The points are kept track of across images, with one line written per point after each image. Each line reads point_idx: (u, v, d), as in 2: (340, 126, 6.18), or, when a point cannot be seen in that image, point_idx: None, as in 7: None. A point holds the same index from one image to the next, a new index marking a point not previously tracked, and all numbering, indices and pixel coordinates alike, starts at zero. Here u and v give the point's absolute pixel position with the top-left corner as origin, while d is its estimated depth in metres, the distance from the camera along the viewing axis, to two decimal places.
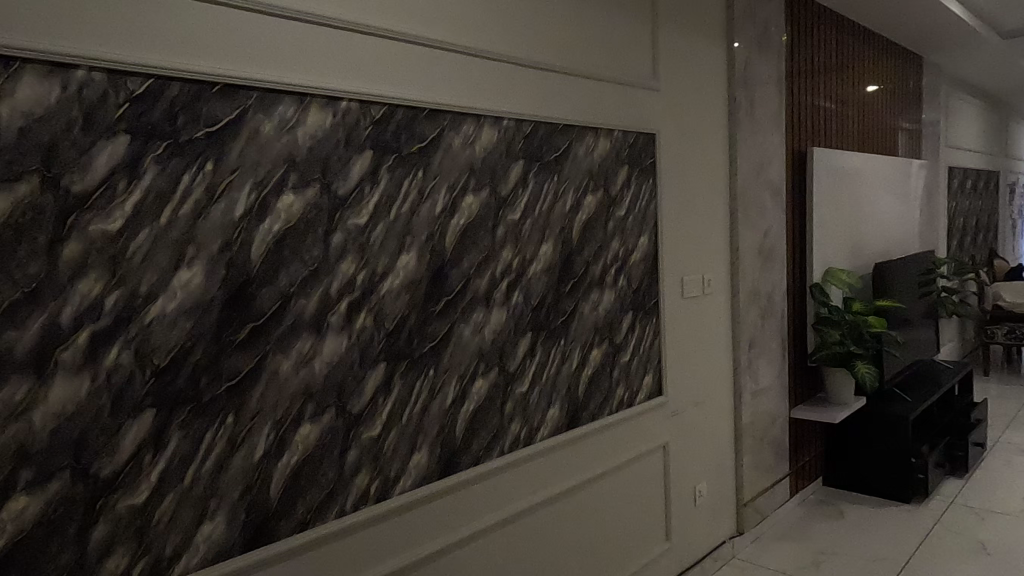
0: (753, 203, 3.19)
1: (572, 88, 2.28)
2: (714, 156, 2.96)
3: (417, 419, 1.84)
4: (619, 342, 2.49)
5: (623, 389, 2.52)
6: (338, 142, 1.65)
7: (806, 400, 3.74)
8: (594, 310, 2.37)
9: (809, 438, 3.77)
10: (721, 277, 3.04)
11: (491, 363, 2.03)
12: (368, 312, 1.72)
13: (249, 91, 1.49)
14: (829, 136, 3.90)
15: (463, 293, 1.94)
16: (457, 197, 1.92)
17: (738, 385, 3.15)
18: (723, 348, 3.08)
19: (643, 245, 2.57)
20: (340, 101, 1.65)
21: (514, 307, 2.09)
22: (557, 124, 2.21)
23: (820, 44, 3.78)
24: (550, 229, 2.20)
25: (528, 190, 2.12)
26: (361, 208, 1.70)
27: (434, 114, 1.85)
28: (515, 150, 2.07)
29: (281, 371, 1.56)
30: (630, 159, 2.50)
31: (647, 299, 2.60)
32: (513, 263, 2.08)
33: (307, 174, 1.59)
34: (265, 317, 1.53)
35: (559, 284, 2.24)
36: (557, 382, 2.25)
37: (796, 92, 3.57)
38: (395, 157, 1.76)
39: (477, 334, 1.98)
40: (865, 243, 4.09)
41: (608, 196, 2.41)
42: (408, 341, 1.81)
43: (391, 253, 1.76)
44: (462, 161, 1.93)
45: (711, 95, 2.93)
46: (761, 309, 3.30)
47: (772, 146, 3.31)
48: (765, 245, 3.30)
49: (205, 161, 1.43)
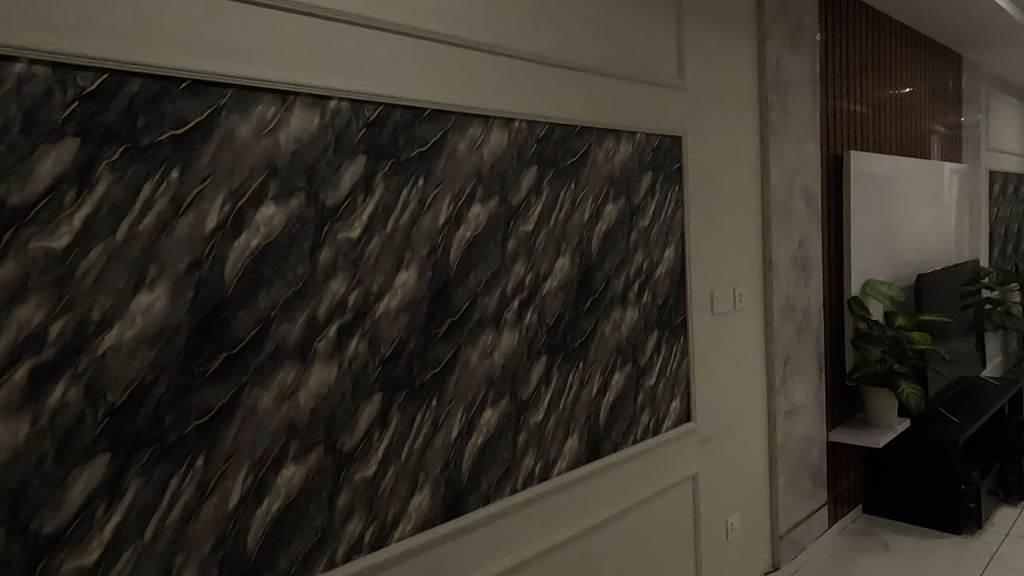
0: (787, 211, 2.96)
1: (590, 87, 2.08)
2: (745, 161, 2.74)
3: (418, 455, 1.64)
4: (644, 364, 2.28)
5: (648, 415, 2.30)
6: (326, 147, 1.46)
7: (844, 421, 3.48)
8: (616, 329, 2.17)
9: (849, 462, 3.51)
10: (754, 291, 2.81)
11: (503, 391, 1.83)
12: (362, 336, 1.53)
13: (223, 89, 1.32)
14: (866, 139, 3.66)
15: (469, 314, 1.75)
16: (463, 207, 1.73)
17: (773, 408, 2.91)
18: (756, 369, 2.85)
19: (668, 257, 2.36)
20: (329, 101, 1.47)
21: (527, 329, 1.89)
22: (574, 126, 2.02)
23: (856, 42, 3.55)
24: (567, 241, 2.00)
25: (543, 199, 1.93)
26: (354, 220, 1.51)
27: (436, 116, 1.67)
28: (527, 155, 1.88)
29: (260, 406, 1.38)
30: (654, 163, 2.29)
31: (673, 315, 2.39)
32: (526, 279, 1.89)
33: (291, 183, 1.41)
34: (242, 345, 1.35)
35: (578, 301, 2.04)
36: (576, 410, 2.04)
37: (831, 93, 3.34)
38: (392, 163, 1.58)
39: (486, 358, 1.79)
40: (903, 252, 3.84)
41: (631, 205, 2.21)
42: (408, 368, 1.62)
43: (388, 270, 1.58)
44: (468, 168, 1.74)
45: (741, 95, 2.72)
46: (797, 325, 3.07)
47: (806, 149, 3.09)
48: (800, 257, 3.07)
49: (170, 169, 1.25)
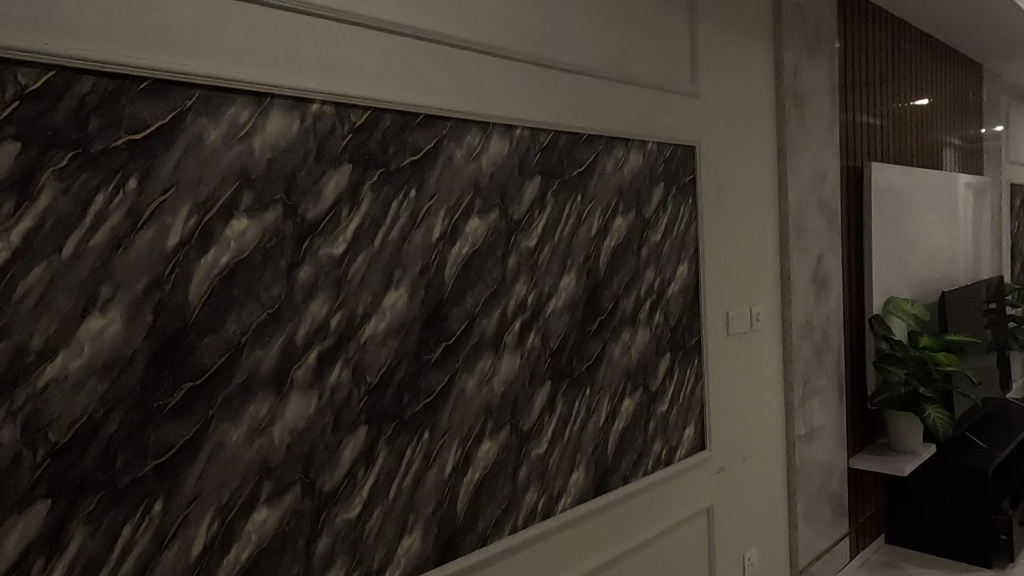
0: (805, 225, 2.81)
1: (598, 93, 1.95)
2: (762, 173, 2.60)
3: (407, 494, 1.49)
4: (655, 390, 2.12)
5: (660, 444, 2.14)
6: (307, 154, 1.33)
7: (866, 447, 3.30)
8: (625, 352, 2.01)
9: (871, 490, 3.32)
10: (772, 310, 2.66)
11: (502, 421, 1.68)
12: (345, 363, 1.38)
13: (189, 90, 1.18)
14: (886, 150, 3.51)
15: (465, 337, 1.60)
16: (459, 221, 1.59)
17: (793, 434, 2.74)
18: (775, 393, 2.68)
19: (681, 275, 2.21)
20: (311, 104, 1.33)
21: (529, 353, 1.74)
22: (581, 134, 1.88)
23: (876, 49, 3.41)
24: (573, 258, 1.86)
25: (546, 213, 1.78)
26: (338, 236, 1.37)
27: (430, 122, 1.53)
28: (529, 164, 1.74)
29: (228, 443, 1.23)
30: (666, 175, 2.15)
31: (686, 337, 2.24)
32: (528, 299, 1.74)
33: (266, 194, 1.28)
34: (208, 376, 1.21)
35: (584, 322, 1.89)
36: (583, 440, 1.89)
37: (850, 103, 3.20)
38: (381, 173, 1.44)
39: (484, 385, 1.64)
40: (923, 268, 3.68)
41: (641, 218, 2.06)
42: (397, 398, 1.47)
43: (375, 291, 1.43)
44: (465, 179, 1.60)
45: (758, 104, 2.58)
46: (816, 345, 2.91)
47: (825, 160, 2.94)
48: (819, 273, 2.91)
49: (127, 178, 1.12)
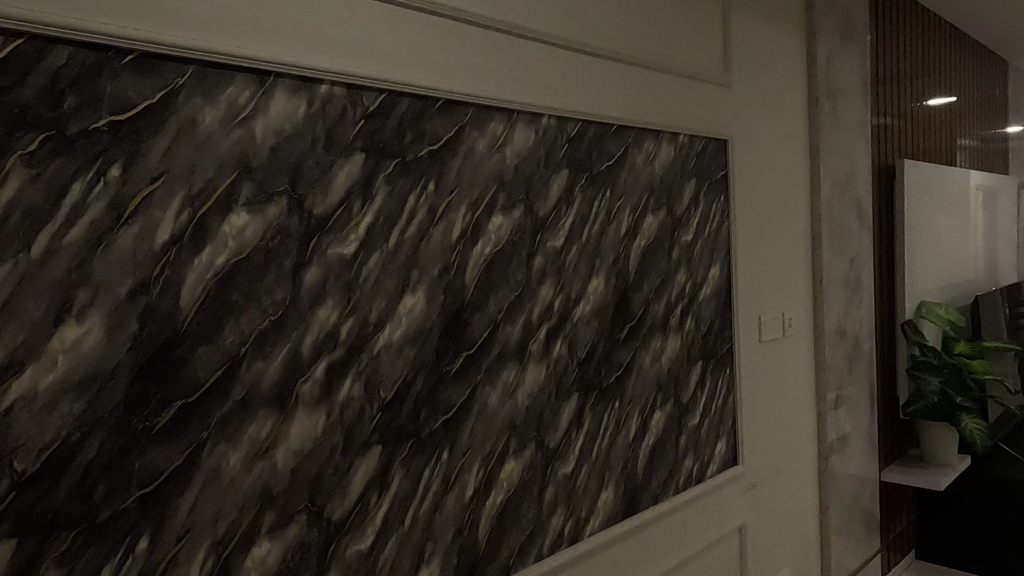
0: (838, 225, 2.66)
1: (628, 81, 1.80)
2: (795, 171, 2.45)
3: (425, 521, 1.34)
4: (687, 402, 1.97)
5: (691, 459, 1.99)
6: (314, 141, 1.18)
7: (897, 458, 3.15)
8: (656, 361, 1.86)
9: (902, 504, 3.16)
10: (804, 316, 2.51)
11: (527, 438, 1.53)
12: (357, 376, 1.23)
13: (182, 65, 1.04)
14: (917, 147, 3.35)
15: (488, 346, 1.45)
16: (481, 218, 1.44)
17: (825, 447, 2.59)
18: (807, 403, 2.53)
19: (713, 277, 2.06)
20: (320, 85, 1.19)
21: (556, 363, 1.59)
22: (610, 125, 1.73)
23: (907, 42, 3.26)
24: (602, 259, 1.71)
25: (574, 210, 1.63)
26: (349, 233, 1.22)
27: (451, 108, 1.38)
28: (556, 157, 1.59)
29: (225, 469, 1.08)
30: (698, 170, 2.00)
31: (718, 344, 2.09)
32: (555, 304, 1.59)
33: (269, 185, 1.13)
34: (202, 392, 1.06)
35: (614, 329, 1.74)
36: (612, 457, 1.73)
37: (881, 98, 3.05)
38: (396, 163, 1.29)
39: (508, 399, 1.49)
40: (955, 271, 3.52)
41: (673, 217, 1.91)
42: (414, 414, 1.32)
43: (390, 295, 1.28)
44: (488, 171, 1.45)
45: (789, 96, 2.43)
46: (849, 353, 2.75)
47: (857, 156, 2.79)
48: (851, 276, 2.75)
49: (109, 164, 0.97)
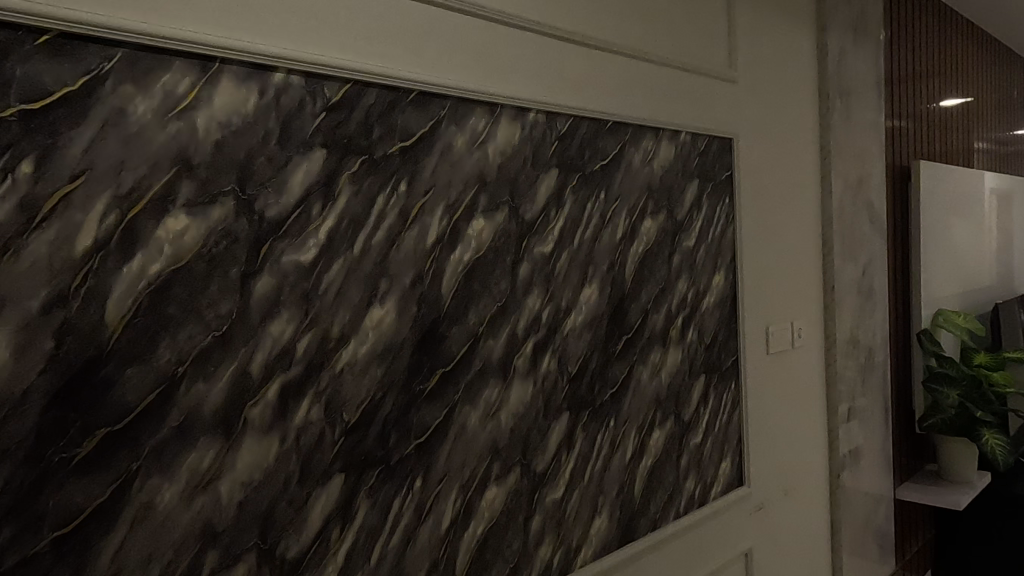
0: (850, 228, 2.51)
1: (624, 74, 1.67)
2: (805, 172, 2.32)
3: (394, 556, 1.21)
4: (688, 420, 1.83)
5: (693, 480, 1.86)
6: (267, 136, 1.06)
7: (912, 474, 2.99)
8: (655, 375, 1.73)
9: (918, 523, 3.01)
10: (814, 326, 2.37)
11: (511, 462, 1.40)
12: (316, 397, 1.11)
13: (109, 48, 0.91)
14: (935, 147, 3.20)
15: (467, 363, 1.32)
16: (460, 222, 1.31)
17: (838, 465, 2.44)
18: (817, 418, 2.39)
19: (717, 285, 1.93)
20: (273, 73, 1.07)
21: (545, 380, 1.46)
22: (605, 121, 1.60)
23: (923, 37, 3.11)
24: (595, 266, 1.58)
25: (564, 213, 1.51)
26: (307, 238, 1.10)
27: (426, 101, 1.26)
28: (544, 155, 1.46)
29: (159, 505, 0.96)
30: (701, 171, 1.87)
31: (723, 357, 1.95)
32: (543, 316, 1.46)
33: (212, 184, 1.00)
34: (131, 419, 0.93)
35: (608, 342, 1.61)
36: (606, 481, 1.60)
37: (896, 96, 2.91)
38: (363, 161, 1.17)
39: (490, 420, 1.36)
40: (975, 277, 3.36)
41: (674, 220, 1.78)
42: (382, 439, 1.19)
43: (355, 307, 1.16)
44: (468, 171, 1.32)
45: (799, 93, 2.29)
46: (861, 364, 2.61)
47: (871, 156, 2.65)
48: (865, 283, 2.61)
49: (19, 160, 0.85)
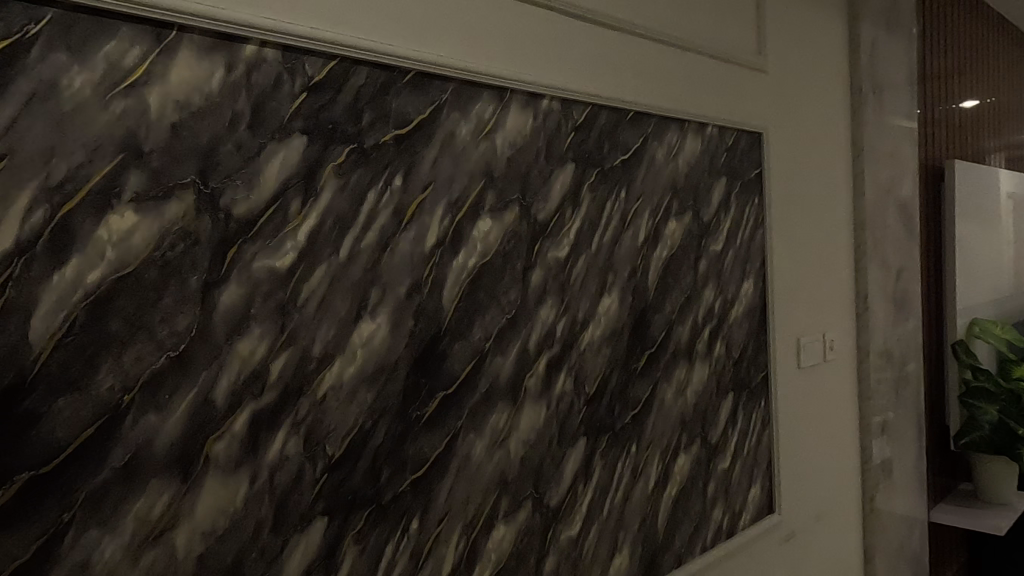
0: (883, 232, 2.34)
1: (645, 59, 1.51)
2: (836, 169, 2.14)
3: None
4: (716, 442, 1.66)
5: (721, 510, 1.68)
6: (236, 119, 0.89)
7: (945, 495, 2.81)
8: (680, 394, 1.56)
9: (952, 546, 2.82)
10: (847, 337, 2.19)
11: (522, 496, 1.23)
12: (293, 428, 0.94)
13: (37, 8, 0.75)
14: (967, 147, 3.02)
15: (472, 384, 1.15)
16: (464, 222, 1.14)
17: (871, 487, 2.26)
18: (849, 436, 2.21)
19: (746, 294, 1.76)
20: (244, 46, 0.90)
21: (559, 403, 1.29)
22: (626, 110, 1.43)
23: (955, 31, 2.94)
24: (616, 273, 1.41)
25: (581, 213, 1.34)
26: (283, 240, 0.93)
27: (424, 82, 1.09)
28: (559, 148, 1.30)
29: (98, 564, 0.78)
30: (729, 168, 1.70)
31: (752, 373, 1.78)
32: (557, 329, 1.29)
33: (168, 175, 0.84)
34: (63, 459, 0.76)
35: (630, 358, 1.44)
36: (627, 514, 1.43)
37: (928, 92, 2.74)
38: (350, 150, 1.00)
39: (498, 448, 1.19)
40: (1008, 284, 3.17)
41: (700, 222, 1.61)
42: (372, 474, 1.02)
43: (341, 321, 0.99)
44: (473, 164, 1.15)
45: (830, 85, 2.12)
46: (895, 377, 2.43)
47: (904, 153, 2.47)
48: (898, 290, 2.43)
49: None
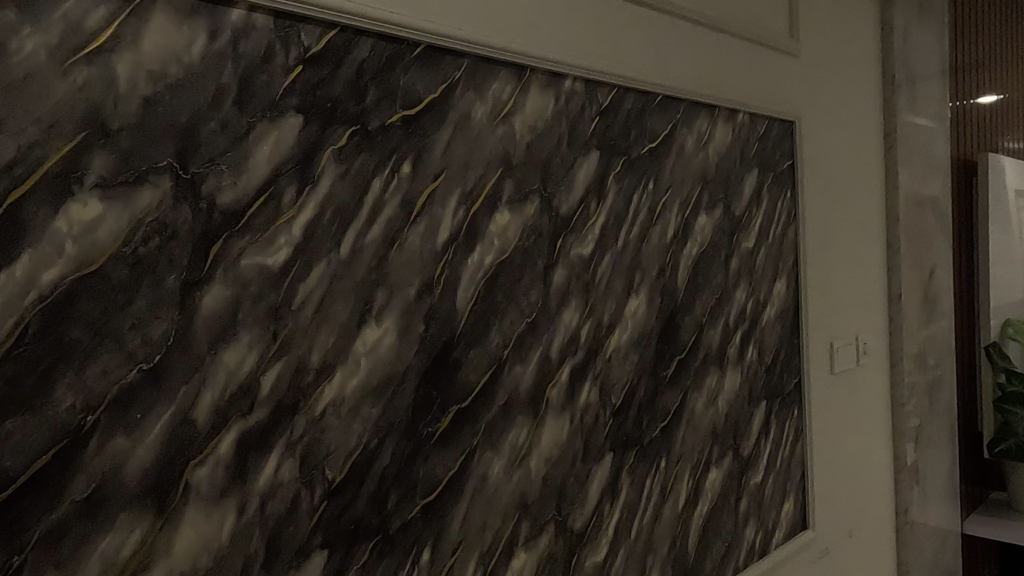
0: (917, 228, 2.22)
1: (673, 40, 1.38)
2: (869, 164, 2.02)
3: None
4: (747, 455, 1.54)
5: (754, 527, 1.56)
6: (220, 94, 0.77)
7: (978, 504, 2.67)
8: (711, 403, 1.43)
9: (985, 559, 2.69)
10: (879, 340, 2.07)
11: (543, 520, 1.11)
12: (287, 450, 0.82)
13: None
14: (999, 139, 2.88)
15: (489, 397, 1.03)
16: (479, 215, 1.02)
17: (905, 500, 2.14)
18: (883, 445, 2.08)
19: (779, 294, 1.63)
20: (229, 10, 0.78)
21: (584, 416, 1.17)
22: (654, 94, 1.31)
23: (986, 18, 2.80)
24: (644, 271, 1.28)
25: (607, 206, 1.21)
26: (275, 234, 0.81)
27: (434, 57, 0.97)
28: (583, 134, 1.17)
29: None
30: (761, 159, 1.57)
31: (785, 379, 1.65)
32: (582, 333, 1.17)
33: (141, 156, 0.72)
34: (12, 492, 0.64)
35: (659, 364, 1.31)
36: (656, 535, 1.30)
37: (959, 81, 2.60)
38: (352, 132, 0.88)
39: (517, 467, 1.07)
40: None
41: (731, 217, 1.49)
42: (378, 501, 0.90)
43: (342, 327, 0.87)
44: (489, 150, 1.03)
45: (863, 72, 2.00)
46: (928, 382, 2.30)
47: (936, 145, 2.35)
48: (931, 289, 2.31)
49: None
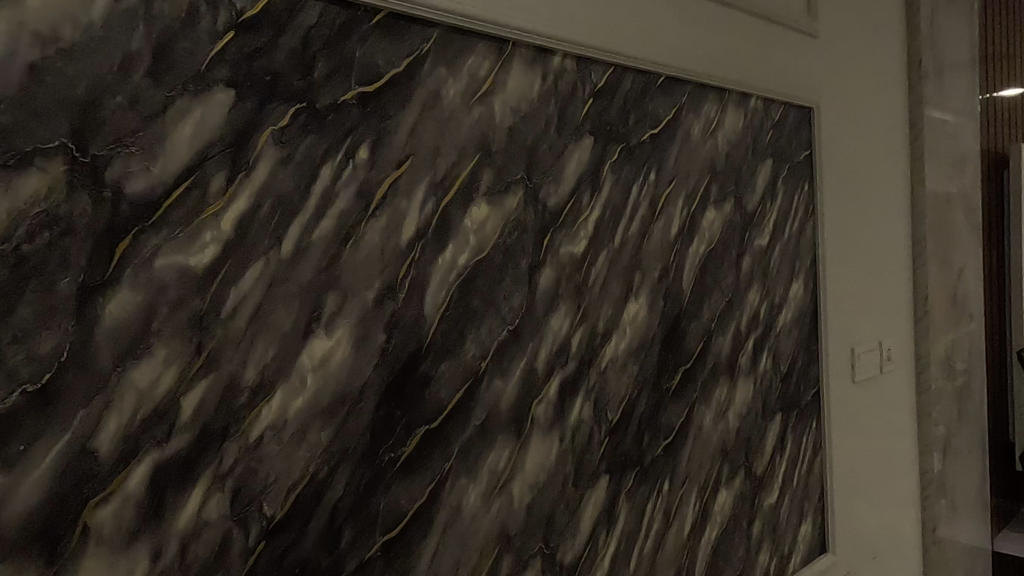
0: (945, 225, 2.06)
1: (679, 14, 1.25)
2: (894, 155, 1.87)
3: None
4: (761, 473, 1.40)
5: (768, 552, 1.42)
6: (128, 62, 0.65)
7: (1009, 519, 2.51)
8: (721, 417, 1.30)
9: None
10: (905, 345, 1.92)
11: (527, 553, 0.98)
12: (216, 483, 0.70)
13: None
14: None
15: (463, 416, 0.90)
16: (452, 208, 0.89)
17: (932, 517, 1.98)
18: (908, 458, 1.93)
19: (796, 295, 1.49)
20: None
21: (575, 435, 1.04)
22: (656, 73, 1.17)
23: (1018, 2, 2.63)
24: (645, 271, 1.15)
25: (602, 199, 1.08)
26: (200, 229, 0.69)
27: (398, 26, 0.84)
28: (575, 118, 1.04)
29: None
30: (776, 148, 1.43)
31: (802, 389, 1.51)
32: (573, 343, 1.04)
33: (25, 136, 0.60)
34: None
35: (662, 375, 1.18)
36: (658, 566, 1.17)
37: (988, 68, 2.44)
38: (297, 111, 0.76)
39: (497, 495, 0.94)
40: None
41: (743, 212, 1.35)
42: (329, 539, 0.78)
43: (285, 338, 0.75)
44: (464, 134, 0.91)
45: (887, 56, 1.85)
46: (957, 390, 2.15)
47: (966, 135, 2.19)
48: (960, 290, 2.15)
49: None
